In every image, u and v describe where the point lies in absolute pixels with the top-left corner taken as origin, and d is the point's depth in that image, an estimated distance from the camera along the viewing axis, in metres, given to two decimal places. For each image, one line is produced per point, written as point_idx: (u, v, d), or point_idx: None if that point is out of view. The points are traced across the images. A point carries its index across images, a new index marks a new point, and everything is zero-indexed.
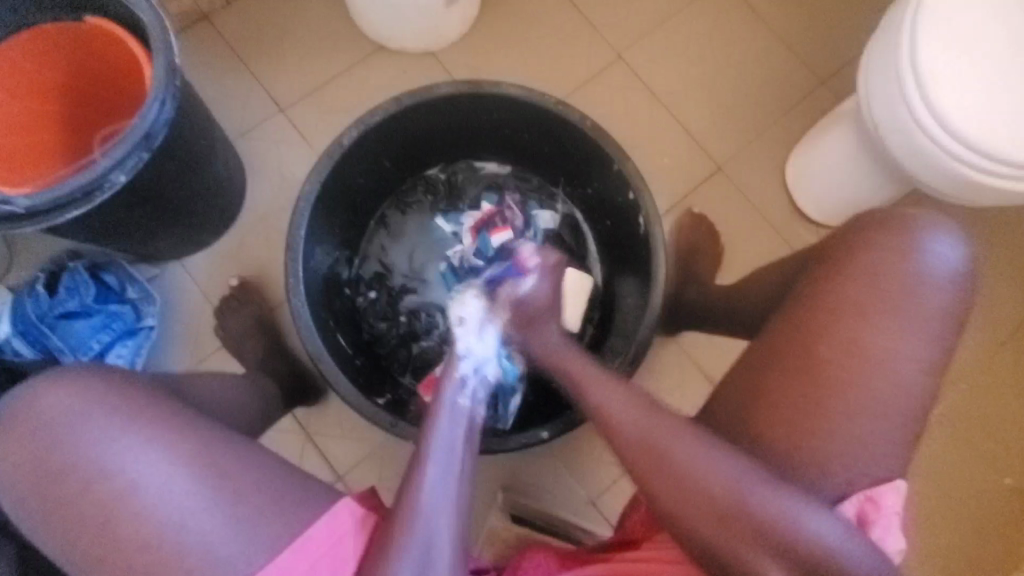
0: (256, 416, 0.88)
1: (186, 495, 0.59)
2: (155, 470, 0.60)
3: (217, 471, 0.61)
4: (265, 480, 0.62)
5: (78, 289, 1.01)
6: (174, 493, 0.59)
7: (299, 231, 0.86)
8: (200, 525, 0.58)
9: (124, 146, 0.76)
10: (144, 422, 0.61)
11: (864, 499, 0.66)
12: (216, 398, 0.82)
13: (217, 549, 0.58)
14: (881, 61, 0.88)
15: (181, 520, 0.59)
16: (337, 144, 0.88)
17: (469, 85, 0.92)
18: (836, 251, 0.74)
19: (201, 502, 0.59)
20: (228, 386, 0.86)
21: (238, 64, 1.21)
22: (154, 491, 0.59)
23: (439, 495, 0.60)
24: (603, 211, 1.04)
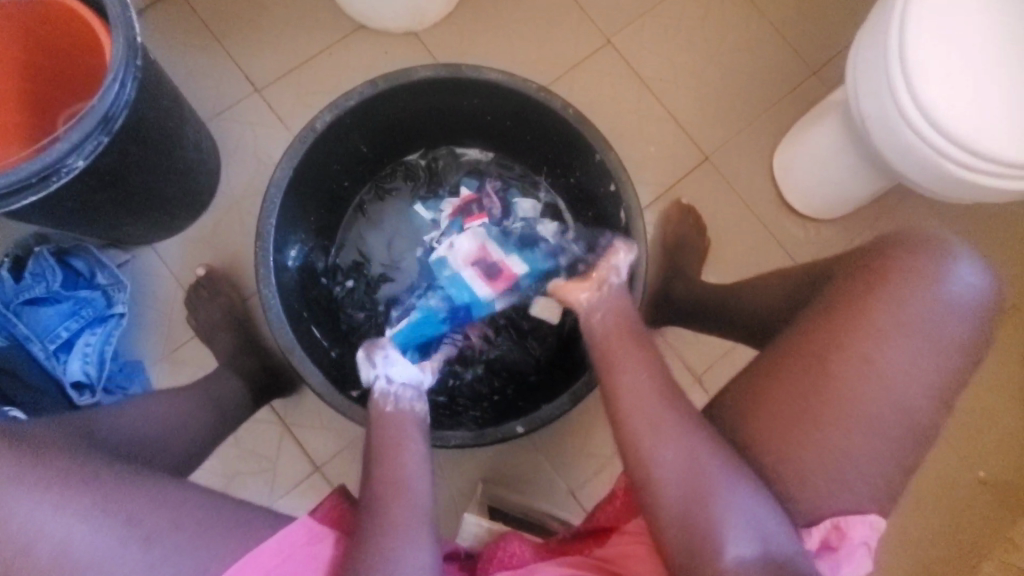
0: (201, 436, 0.84)
1: (112, 525, 0.55)
2: (74, 505, 0.55)
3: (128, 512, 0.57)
4: (200, 503, 0.61)
5: (45, 275, 0.98)
6: (95, 526, 0.55)
7: (271, 219, 0.83)
8: (124, 562, 0.54)
9: (81, 129, 0.73)
10: (42, 477, 0.56)
11: (831, 527, 0.66)
12: (151, 424, 0.78)
13: None
14: (872, 54, 0.86)
15: (101, 562, 0.54)
16: (310, 129, 0.85)
17: (448, 69, 0.88)
18: (859, 264, 0.75)
19: (122, 541, 0.55)
20: (160, 412, 0.81)
21: (213, 42, 1.16)
22: (58, 545, 0.53)
23: (414, 482, 0.68)
24: (585, 201, 1.02)
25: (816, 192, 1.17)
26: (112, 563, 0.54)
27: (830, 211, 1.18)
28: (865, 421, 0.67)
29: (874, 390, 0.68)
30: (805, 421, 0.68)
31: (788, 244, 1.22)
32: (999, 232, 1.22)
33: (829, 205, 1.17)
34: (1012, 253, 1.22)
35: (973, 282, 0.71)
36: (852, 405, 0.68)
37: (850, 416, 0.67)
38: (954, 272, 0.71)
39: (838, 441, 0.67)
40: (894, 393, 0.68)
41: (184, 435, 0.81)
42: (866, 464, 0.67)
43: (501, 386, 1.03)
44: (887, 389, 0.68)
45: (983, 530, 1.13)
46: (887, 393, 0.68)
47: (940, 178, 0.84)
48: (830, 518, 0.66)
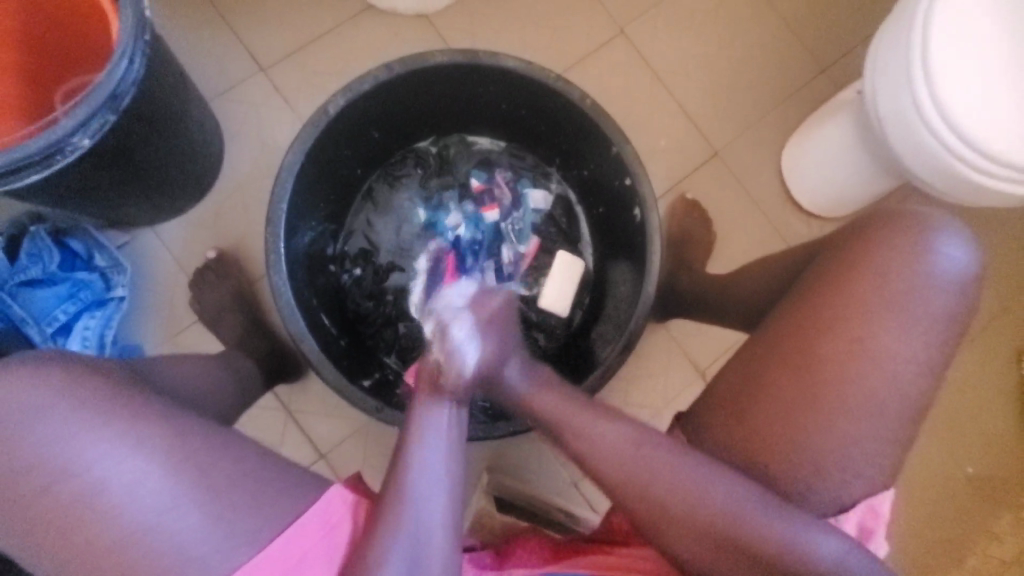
0: (230, 397, 0.84)
1: (159, 486, 0.57)
2: (131, 460, 0.57)
3: (190, 464, 0.59)
4: (247, 471, 0.60)
5: (42, 256, 0.95)
6: (147, 486, 0.56)
7: (281, 204, 0.81)
8: (174, 523, 0.55)
9: (88, 106, 0.70)
10: (123, 421, 0.59)
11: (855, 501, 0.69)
12: (186, 379, 0.78)
13: (191, 549, 0.55)
14: (889, 56, 0.86)
15: (156, 517, 0.55)
16: (323, 113, 0.82)
17: (465, 54, 0.86)
18: (843, 248, 0.74)
19: (174, 499, 0.56)
20: (200, 368, 0.82)
21: (217, 18, 1.12)
22: (126, 486, 0.56)
23: (427, 494, 0.61)
24: (597, 195, 1.01)
25: (823, 189, 1.17)
26: (163, 519, 0.55)
27: (835, 210, 1.19)
28: (879, 422, 0.68)
29: (889, 389, 0.68)
30: (821, 419, 0.68)
31: (794, 242, 1.23)
32: (1000, 234, 1.23)
33: (835, 204, 1.18)
34: (1011, 255, 1.23)
35: (962, 258, 0.70)
36: (868, 405, 0.68)
37: (865, 416, 0.68)
38: (938, 245, 0.70)
39: (852, 439, 0.68)
40: (908, 394, 0.69)
41: (208, 401, 0.79)
42: (877, 463, 0.68)
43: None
44: (901, 391, 0.69)
45: (971, 524, 1.16)
46: (901, 393, 0.69)
47: (956, 182, 0.85)
48: (864, 502, 0.70)
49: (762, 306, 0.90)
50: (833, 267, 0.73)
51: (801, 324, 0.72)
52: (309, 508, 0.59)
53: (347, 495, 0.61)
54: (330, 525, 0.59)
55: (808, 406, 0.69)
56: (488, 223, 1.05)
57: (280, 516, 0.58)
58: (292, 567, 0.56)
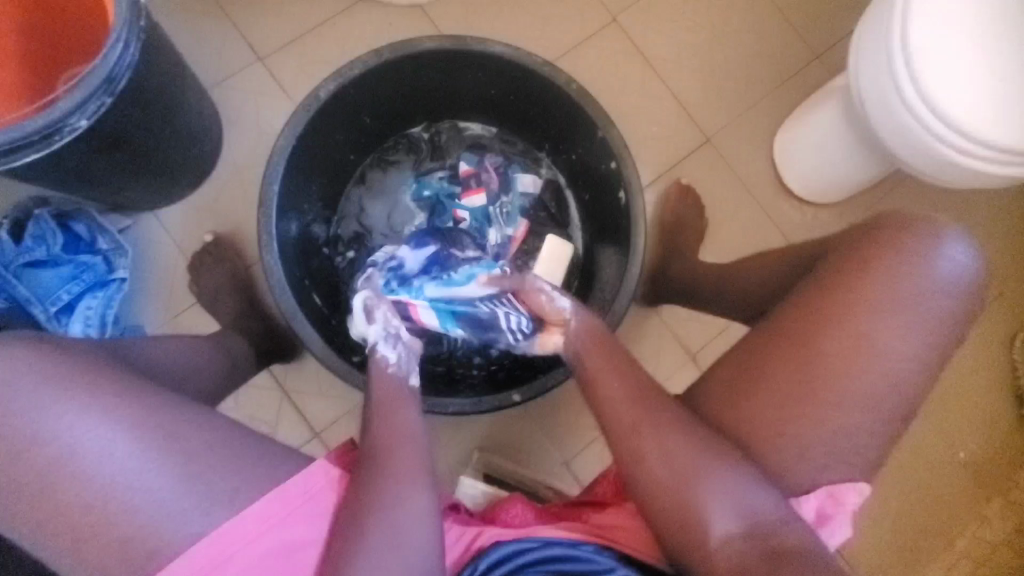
0: (219, 375, 0.87)
1: (128, 453, 0.58)
2: (99, 428, 0.59)
3: (159, 432, 0.60)
4: (218, 439, 0.62)
5: (46, 237, 0.99)
6: (116, 453, 0.58)
7: (273, 184, 0.83)
8: (146, 484, 0.57)
9: (85, 89, 0.73)
10: (80, 394, 0.60)
11: (827, 495, 0.69)
12: (172, 359, 0.80)
13: (168, 503, 0.57)
14: (873, 38, 0.87)
15: (130, 477, 0.57)
16: (314, 98, 0.85)
17: (453, 40, 0.88)
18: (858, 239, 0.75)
19: (146, 462, 0.58)
20: (186, 347, 0.84)
21: (215, 8, 1.15)
22: (96, 452, 0.58)
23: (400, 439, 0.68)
24: (586, 179, 1.03)
25: (814, 176, 1.17)
26: (140, 479, 0.57)
27: (827, 196, 1.20)
28: (857, 397, 0.69)
29: (866, 366, 0.69)
30: (800, 394, 0.69)
31: (785, 229, 1.23)
32: (992, 221, 1.24)
33: (826, 190, 1.18)
34: (1003, 242, 1.24)
35: (964, 259, 0.72)
36: (845, 380, 0.69)
37: (843, 391, 0.69)
38: (942, 249, 0.72)
39: (828, 414, 0.69)
40: (886, 371, 0.69)
41: (197, 378, 0.83)
42: (854, 438, 0.69)
43: (485, 368, 1.02)
44: (879, 368, 0.69)
45: (959, 507, 1.16)
46: (880, 371, 0.69)
47: (939, 163, 0.85)
48: (826, 487, 0.69)
49: (758, 302, 0.91)
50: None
51: None
52: (290, 477, 0.62)
53: (331, 467, 0.64)
54: (310, 493, 0.61)
55: (786, 382, 0.70)
56: (468, 207, 1.06)
57: (253, 480, 0.60)
58: (274, 525, 0.59)
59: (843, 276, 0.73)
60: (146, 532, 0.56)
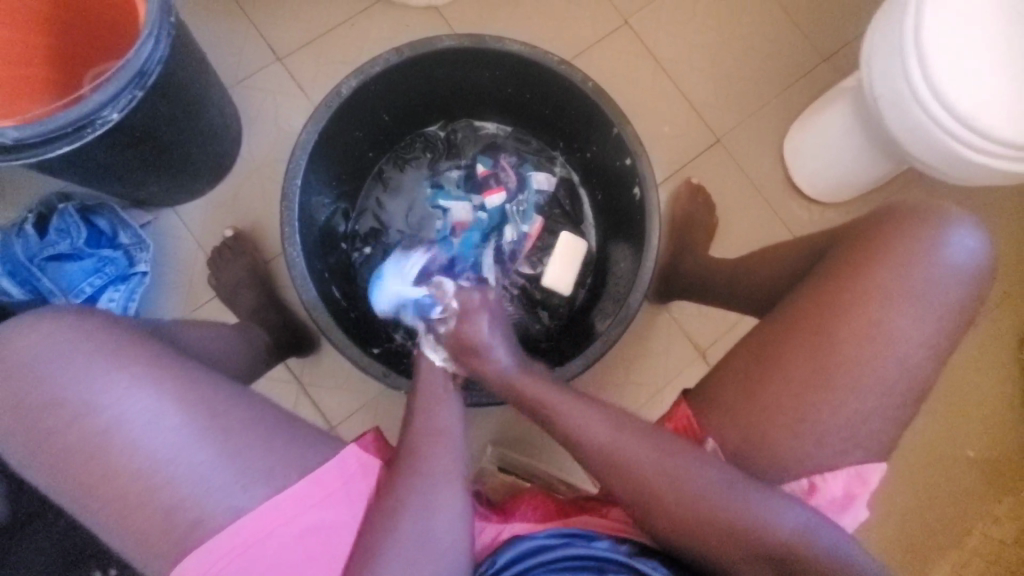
0: (245, 363, 0.89)
1: (177, 425, 0.60)
2: (148, 400, 0.60)
3: (203, 407, 0.62)
4: (251, 422, 0.64)
5: (70, 231, 1.00)
6: (164, 425, 0.60)
7: (296, 179, 0.85)
8: (187, 459, 0.59)
9: (118, 82, 0.74)
10: (131, 366, 0.62)
11: (854, 475, 0.70)
12: (206, 342, 0.82)
13: (210, 477, 0.58)
14: (885, 37, 0.88)
15: (175, 449, 0.59)
16: (336, 94, 0.87)
17: (471, 39, 0.90)
18: (864, 232, 0.76)
19: (191, 435, 0.60)
20: (217, 335, 0.86)
21: (235, 9, 1.17)
22: (143, 425, 0.59)
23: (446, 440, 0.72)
24: (600, 177, 1.04)
25: (825, 174, 1.19)
26: (184, 453, 0.59)
27: (837, 195, 1.21)
28: (874, 389, 0.70)
29: (883, 358, 0.70)
30: (816, 384, 0.70)
31: (795, 227, 1.24)
32: (1001, 221, 1.24)
33: (836, 189, 1.19)
34: (1012, 242, 1.24)
35: (975, 251, 0.73)
36: (862, 371, 0.70)
37: (859, 382, 0.70)
38: (954, 239, 0.72)
39: (845, 405, 0.69)
40: (903, 364, 0.70)
41: (225, 364, 0.85)
42: (869, 428, 0.70)
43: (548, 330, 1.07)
44: (895, 359, 0.70)
45: (970, 505, 1.17)
46: (895, 361, 0.70)
47: (953, 159, 0.86)
48: (853, 467, 0.70)
49: (776, 294, 0.89)
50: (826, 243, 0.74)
51: None
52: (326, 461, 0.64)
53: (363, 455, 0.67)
54: (346, 476, 0.64)
55: (802, 373, 0.71)
56: (490, 206, 1.07)
57: (288, 457, 0.62)
58: (315, 505, 0.60)
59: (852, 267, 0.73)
60: (189, 504, 0.57)
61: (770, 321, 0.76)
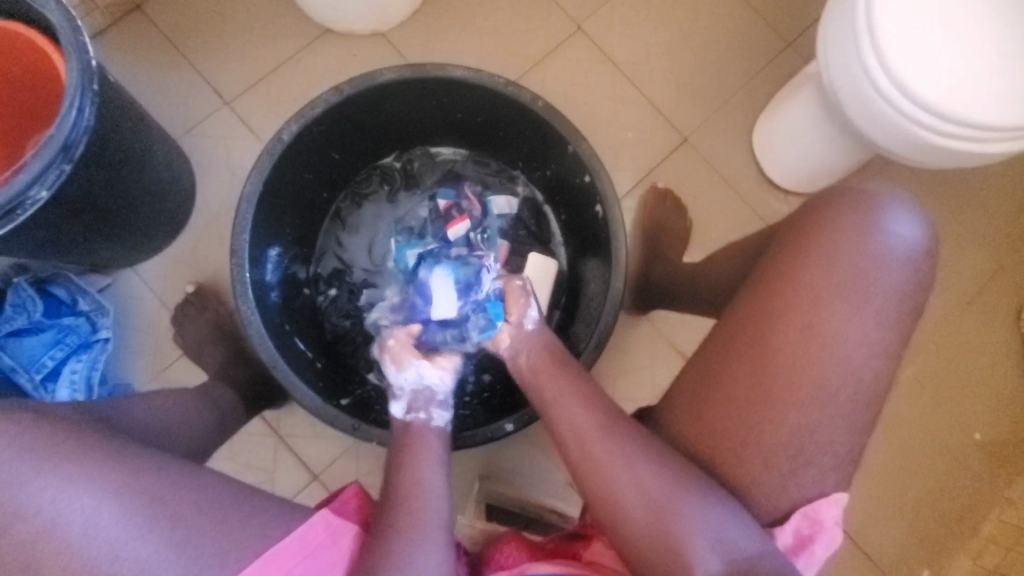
0: (210, 429, 0.86)
1: (114, 522, 0.53)
2: (79, 497, 0.54)
3: (144, 497, 0.55)
4: (207, 496, 0.58)
5: (25, 305, 0.98)
6: (101, 523, 0.53)
7: (244, 234, 0.82)
8: (132, 556, 0.52)
9: (42, 159, 0.72)
10: (64, 459, 0.55)
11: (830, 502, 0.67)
12: (160, 417, 0.78)
13: (159, 573, 0.52)
14: (839, 25, 0.84)
15: (115, 548, 0.52)
16: (277, 141, 0.84)
17: (413, 69, 0.87)
18: (801, 222, 0.72)
19: (132, 530, 0.53)
20: (180, 404, 0.83)
21: (178, 58, 1.15)
22: (79, 524, 0.53)
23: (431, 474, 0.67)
24: (563, 194, 1.01)
25: (796, 166, 1.15)
26: (125, 550, 0.52)
27: (811, 184, 1.17)
28: (850, 402, 0.66)
29: (855, 370, 0.66)
30: (789, 405, 0.66)
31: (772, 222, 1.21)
32: (985, 194, 1.20)
33: (809, 179, 1.16)
34: (998, 214, 1.20)
35: (924, 239, 0.69)
36: (838, 386, 0.66)
37: (833, 399, 0.66)
38: (898, 229, 0.68)
39: (823, 421, 0.66)
40: (880, 373, 0.67)
41: (187, 434, 0.81)
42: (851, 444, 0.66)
43: None
44: (870, 369, 0.67)
45: (981, 492, 1.13)
46: (871, 371, 0.67)
47: (923, 147, 0.83)
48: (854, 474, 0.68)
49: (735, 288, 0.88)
50: (791, 253, 0.70)
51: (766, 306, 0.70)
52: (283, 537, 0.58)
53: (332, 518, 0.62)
54: (311, 547, 0.59)
55: (780, 388, 0.66)
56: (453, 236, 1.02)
57: (243, 540, 0.56)
58: None
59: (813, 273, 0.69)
60: None
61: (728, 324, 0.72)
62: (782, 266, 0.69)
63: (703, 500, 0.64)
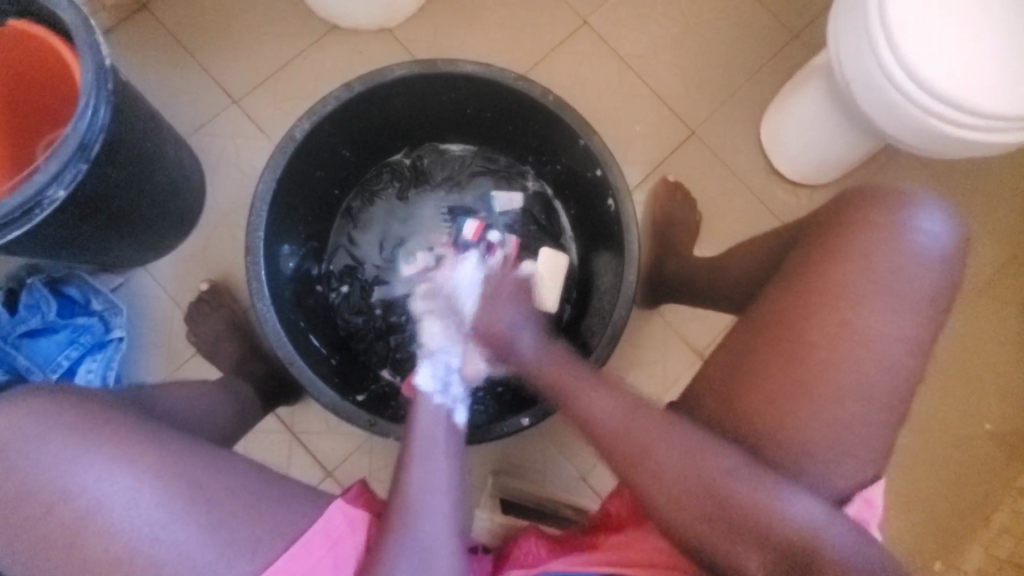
0: (231, 423, 0.85)
1: (155, 503, 0.54)
2: (121, 478, 0.54)
3: (184, 480, 0.56)
4: (241, 483, 0.58)
5: (40, 306, 0.98)
6: (141, 505, 0.53)
7: (259, 232, 0.82)
8: (170, 545, 0.52)
9: (60, 158, 0.73)
10: (106, 442, 0.56)
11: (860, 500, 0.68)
12: (188, 407, 0.79)
13: (195, 556, 0.52)
14: (850, 15, 0.84)
15: (154, 530, 0.53)
16: (290, 139, 0.84)
17: (424, 65, 0.87)
18: (828, 222, 0.73)
19: (172, 513, 0.54)
20: (202, 396, 0.83)
21: (186, 56, 1.15)
22: (120, 507, 0.53)
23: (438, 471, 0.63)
24: (574, 188, 1.01)
25: (806, 158, 1.15)
26: (164, 534, 0.53)
27: (820, 176, 1.17)
28: (869, 393, 0.66)
29: (874, 361, 0.66)
30: (807, 395, 0.66)
31: (782, 214, 1.21)
32: (994, 184, 1.20)
33: (819, 171, 1.16)
34: (1008, 204, 1.20)
35: (944, 231, 0.69)
36: (858, 377, 0.66)
37: (852, 389, 0.66)
38: (916, 222, 0.69)
39: (843, 412, 0.66)
40: (898, 363, 0.67)
41: (210, 426, 0.81)
42: (869, 435, 0.66)
43: None
44: (890, 361, 0.67)
45: (994, 481, 1.13)
46: (892, 362, 0.67)
47: (936, 138, 0.82)
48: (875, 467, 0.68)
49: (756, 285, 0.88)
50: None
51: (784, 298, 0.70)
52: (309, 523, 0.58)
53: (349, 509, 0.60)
54: (334, 539, 0.58)
55: (798, 379, 0.67)
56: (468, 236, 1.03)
57: (278, 525, 0.56)
58: None
59: (827, 264, 0.69)
60: None
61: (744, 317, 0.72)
62: (810, 264, 0.70)
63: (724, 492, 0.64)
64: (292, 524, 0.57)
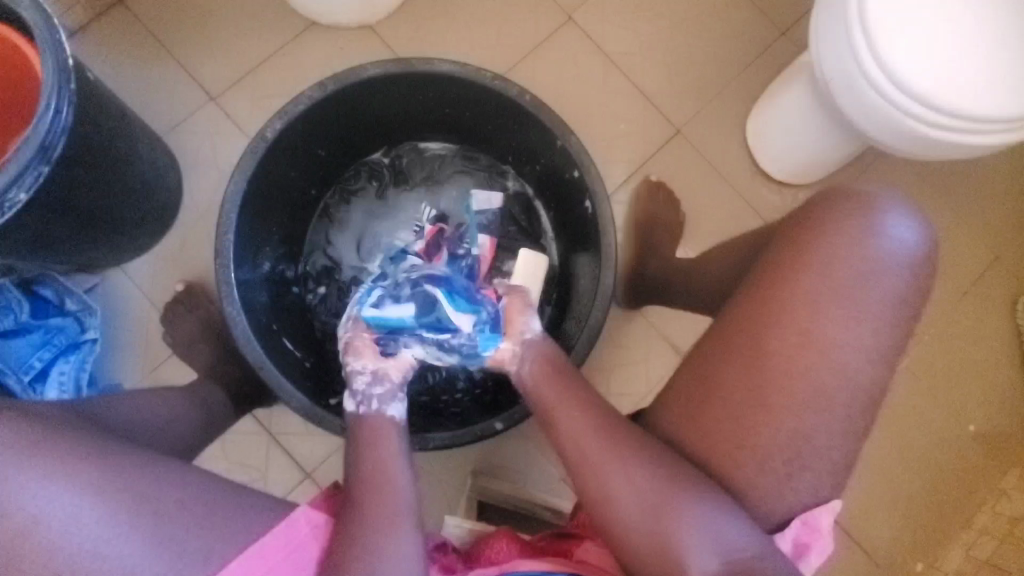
0: (197, 429, 0.85)
1: (96, 519, 0.53)
2: (58, 494, 0.52)
3: (127, 492, 0.55)
4: (190, 493, 0.57)
5: (12, 307, 0.97)
6: (82, 520, 0.52)
7: (228, 234, 0.81)
8: (116, 552, 0.52)
9: (19, 160, 0.71)
10: (41, 457, 0.54)
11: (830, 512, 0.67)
12: (148, 416, 0.78)
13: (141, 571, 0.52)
14: (830, 15, 0.83)
15: (96, 546, 0.52)
16: (260, 139, 0.82)
17: (399, 64, 0.85)
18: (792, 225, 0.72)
19: (116, 527, 0.53)
20: (165, 403, 0.82)
21: (161, 53, 1.13)
22: (58, 524, 0.52)
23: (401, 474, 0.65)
24: (553, 189, 1.00)
25: (789, 157, 1.13)
26: (106, 548, 0.52)
27: (805, 176, 1.16)
28: (838, 402, 0.66)
29: (844, 369, 0.66)
30: (776, 404, 0.66)
31: (766, 213, 1.20)
32: (980, 183, 1.19)
33: (804, 171, 1.14)
34: (994, 204, 1.19)
35: (916, 238, 0.68)
36: (828, 386, 0.66)
37: (822, 398, 0.66)
38: (887, 227, 0.68)
39: (813, 421, 0.66)
40: (868, 371, 0.66)
41: (176, 430, 0.81)
42: (836, 443, 0.66)
43: None
44: (860, 369, 0.66)
45: (976, 481, 1.13)
46: (862, 370, 0.66)
47: (916, 140, 0.81)
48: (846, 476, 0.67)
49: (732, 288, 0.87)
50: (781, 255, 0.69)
51: (756, 307, 0.69)
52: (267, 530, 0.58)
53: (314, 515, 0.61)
54: (293, 544, 0.59)
55: (766, 389, 0.66)
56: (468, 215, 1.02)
57: (230, 537, 0.56)
58: None
59: (799, 270, 0.68)
60: None
61: (716, 324, 0.71)
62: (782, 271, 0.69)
63: (695, 501, 0.63)
64: (247, 532, 0.57)
